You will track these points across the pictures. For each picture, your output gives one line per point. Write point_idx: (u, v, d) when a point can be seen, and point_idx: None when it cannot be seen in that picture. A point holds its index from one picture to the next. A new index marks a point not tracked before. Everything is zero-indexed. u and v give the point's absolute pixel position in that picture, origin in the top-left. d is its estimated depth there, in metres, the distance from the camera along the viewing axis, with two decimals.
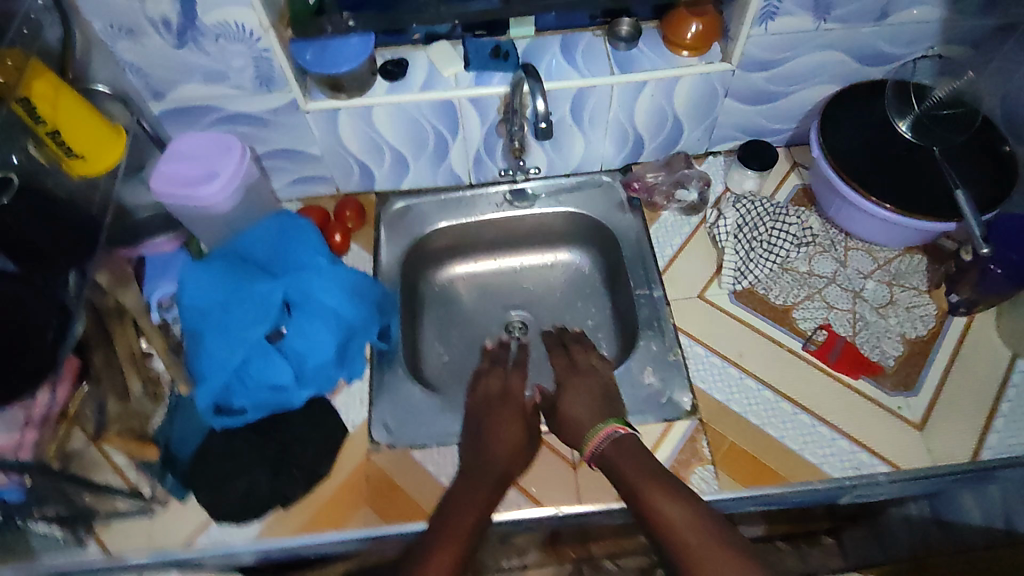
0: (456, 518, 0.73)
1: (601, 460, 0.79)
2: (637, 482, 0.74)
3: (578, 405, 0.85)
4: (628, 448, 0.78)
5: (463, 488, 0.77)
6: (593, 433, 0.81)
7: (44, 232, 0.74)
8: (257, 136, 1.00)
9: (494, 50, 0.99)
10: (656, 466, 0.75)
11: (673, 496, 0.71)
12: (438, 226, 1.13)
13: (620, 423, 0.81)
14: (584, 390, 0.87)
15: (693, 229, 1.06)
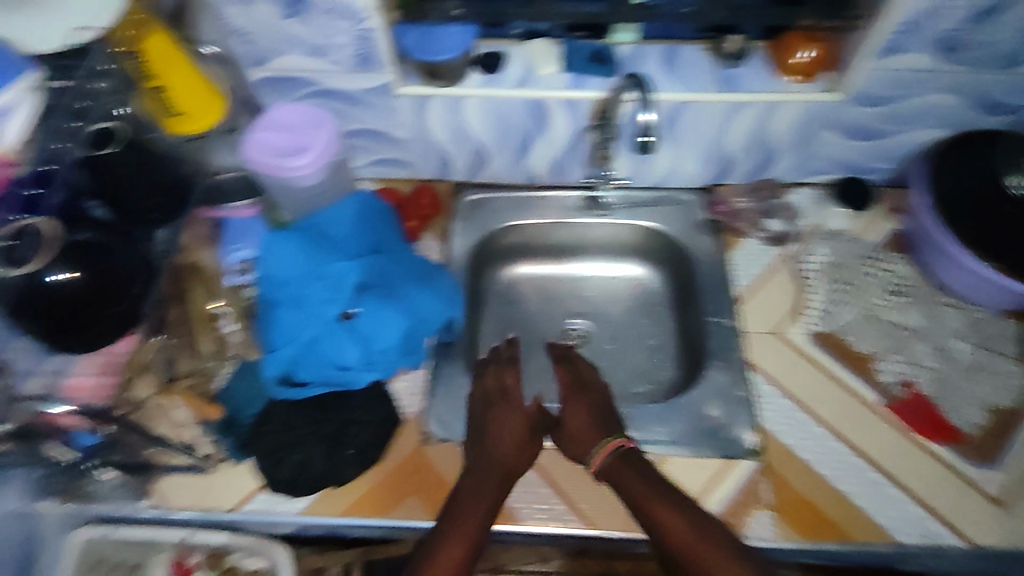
0: (465, 515, 0.77)
1: (604, 473, 0.82)
2: (641, 495, 0.78)
3: (581, 417, 0.87)
4: (633, 461, 0.82)
5: (470, 485, 0.80)
6: (598, 448, 0.83)
7: (140, 187, 0.75)
8: (346, 114, 1.00)
9: (594, 54, 0.96)
10: (658, 479, 0.80)
11: (679, 510, 0.76)
12: (509, 224, 1.11)
13: (625, 437, 0.84)
14: (584, 406, 0.89)
15: (775, 261, 1.02)
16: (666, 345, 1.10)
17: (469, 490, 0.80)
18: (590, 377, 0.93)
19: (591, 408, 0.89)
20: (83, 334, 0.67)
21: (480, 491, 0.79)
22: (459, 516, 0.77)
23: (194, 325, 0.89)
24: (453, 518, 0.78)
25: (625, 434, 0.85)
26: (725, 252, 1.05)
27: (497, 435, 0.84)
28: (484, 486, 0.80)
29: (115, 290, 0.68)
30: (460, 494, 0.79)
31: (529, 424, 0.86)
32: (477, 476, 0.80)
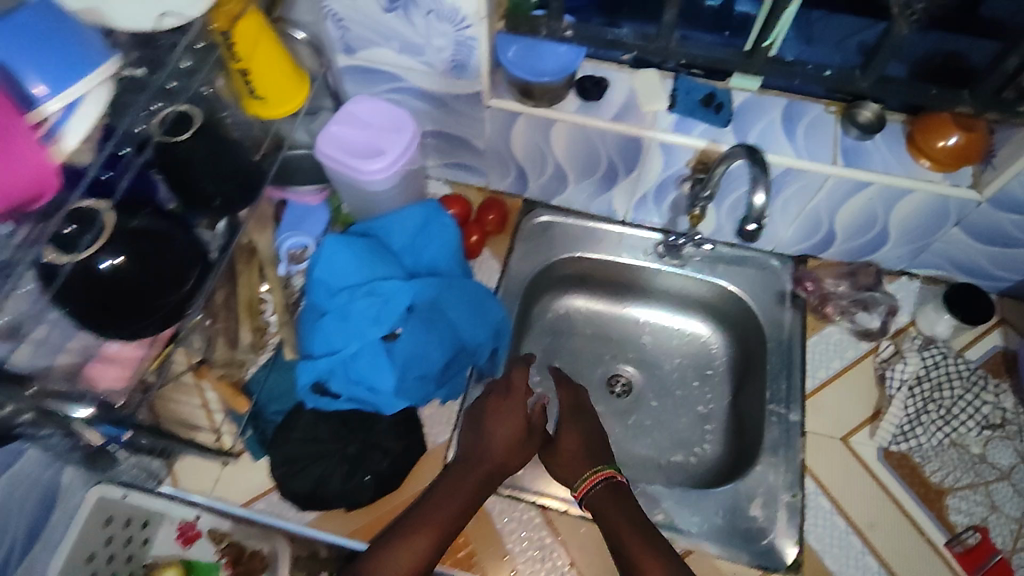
0: (439, 506, 0.75)
1: (590, 502, 0.79)
2: (624, 536, 0.74)
3: (576, 444, 0.84)
4: (622, 496, 0.79)
5: (453, 475, 0.78)
6: (587, 475, 0.80)
7: (211, 179, 0.70)
8: (429, 113, 0.94)
9: (707, 98, 0.87)
10: (645, 523, 0.76)
11: (660, 559, 0.72)
12: (575, 255, 1.04)
13: (615, 470, 0.81)
14: (580, 430, 0.86)
15: (857, 358, 0.94)
16: (715, 416, 1.02)
17: (450, 487, 0.77)
18: (587, 405, 0.90)
19: (584, 435, 0.86)
20: (128, 327, 0.65)
21: (460, 491, 0.77)
22: (433, 511, 0.75)
23: (237, 311, 0.87)
24: (425, 514, 0.75)
25: (617, 468, 0.82)
26: (804, 336, 0.95)
27: (493, 427, 0.81)
28: (467, 485, 0.77)
29: (165, 282, 0.65)
30: (439, 488, 0.77)
31: (525, 424, 0.81)
32: (463, 469, 0.78)
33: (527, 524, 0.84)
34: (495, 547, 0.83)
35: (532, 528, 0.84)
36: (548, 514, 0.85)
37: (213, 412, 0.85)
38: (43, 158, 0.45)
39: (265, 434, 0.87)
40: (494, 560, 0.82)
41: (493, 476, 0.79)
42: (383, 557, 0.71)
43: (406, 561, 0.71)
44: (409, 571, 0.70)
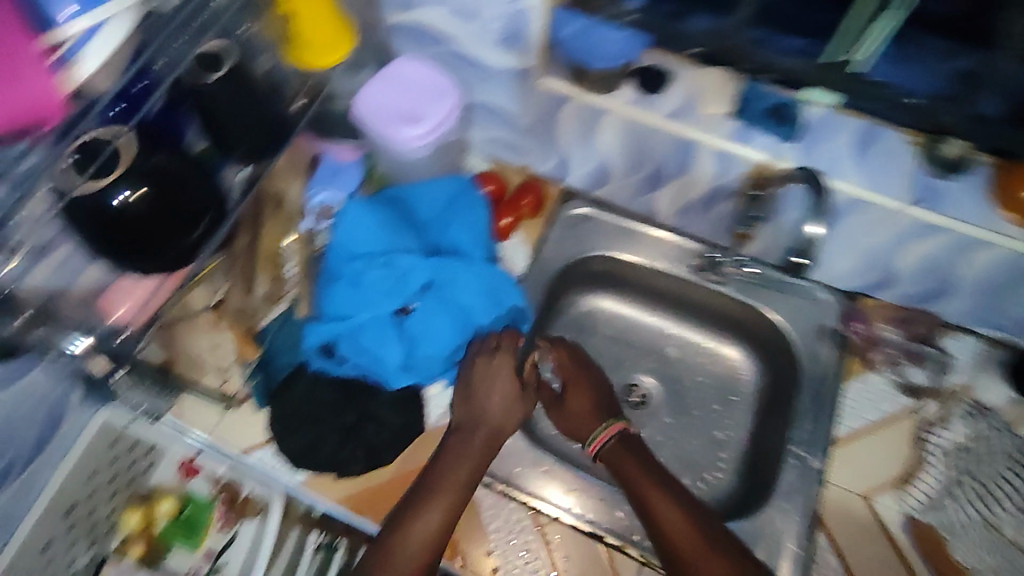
0: (448, 474, 0.76)
1: (605, 455, 0.81)
2: (642, 484, 0.77)
3: (585, 399, 0.85)
4: (635, 447, 0.81)
5: (456, 443, 0.79)
6: (601, 429, 0.82)
7: (235, 118, 0.68)
8: (476, 84, 0.90)
9: (777, 107, 0.79)
10: (661, 471, 0.78)
11: (677, 506, 0.74)
12: (609, 253, 0.99)
13: (625, 422, 0.83)
14: (587, 385, 0.87)
15: (893, 413, 0.86)
16: (731, 445, 0.96)
17: (455, 454, 0.78)
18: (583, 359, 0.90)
19: (593, 391, 0.87)
20: (136, 262, 0.64)
21: (463, 463, 0.77)
22: (444, 481, 0.76)
23: (258, 262, 0.85)
24: (434, 486, 0.75)
25: (627, 420, 0.84)
26: (840, 379, 0.88)
27: (484, 398, 0.81)
28: (469, 457, 0.78)
29: (177, 225, 0.64)
30: (444, 460, 0.78)
31: (515, 378, 0.83)
32: (464, 435, 0.79)
33: (518, 522, 0.83)
34: (480, 540, 0.82)
35: (519, 528, 0.83)
36: (538, 516, 0.83)
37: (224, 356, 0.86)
38: (46, 85, 0.44)
39: (269, 385, 0.87)
40: (478, 554, 0.81)
41: (485, 442, 0.79)
42: (401, 528, 0.72)
43: (428, 530, 0.72)
44: (436, 534, 0.72)
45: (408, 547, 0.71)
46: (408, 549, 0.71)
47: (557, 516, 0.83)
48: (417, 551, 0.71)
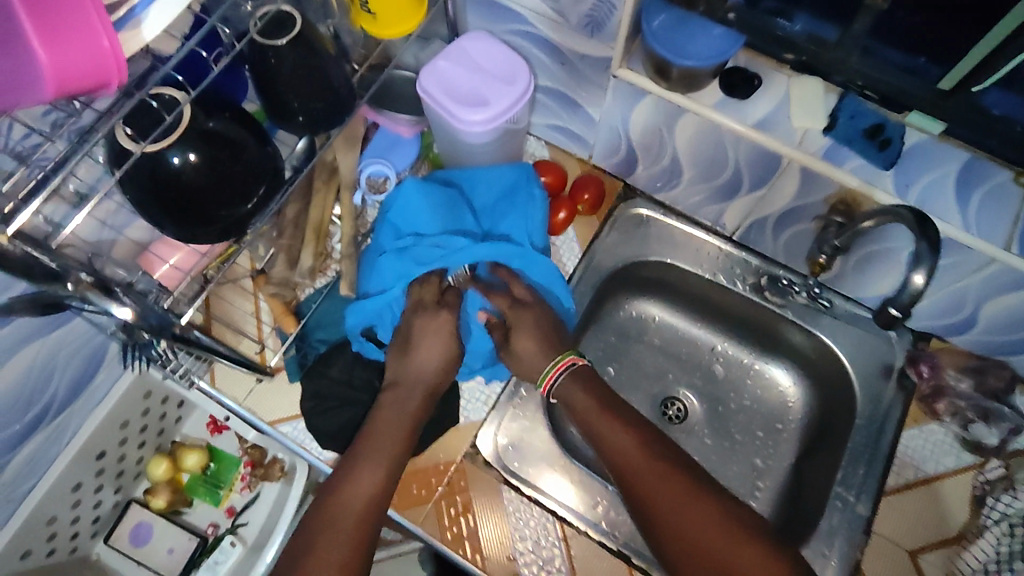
0: (383, 431, 0.74)
1: (558, 391, 0.78)
2: (595, 419, 0.75)
3: (531, 340, 0.80)
4: (586, 378, 0.79)
5: (391, 400, 0.76)
6: (550, 367, 0.79)
7: (298, 89, 0.64)
8: (547, 68, 0.84)
9: (874, 129, 0.72)
10: (611, 398, 0.77)
11: (633, 434, 0.73)
12: (664, 260, 0.94)
13: (576, 353, 0.79)
14: (532, 323, 0.81)
15: (954, 468, 0.81)
16: (770, 475, 0.93)
17: (391, 413, 0.76)
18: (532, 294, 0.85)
19: (540, 328, 0.81)
20: (185, 230, 0.62)
21: (395, 422, 0.75)
22: (378, 440, 0.73)
23: (305, 232, 0.82)
24: (368, 444, 0.73)
25: (578, 351, 0.80)
26: (901, 423, 0.83)
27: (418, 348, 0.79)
28: (396, 418, 0.75)
29: (230, 194, 0.62)
30: (382, 415, 0.75)
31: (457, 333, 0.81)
32: (400, 391, 0.77)
33: (544, 531, 0.80)
34: (505, 546, 0.79)
35: (547, 538, 0.80)
36: (565, 528, 0.80)
37: (262, 323, 0.86)
38: (106, 41, 0.39)
39: (305, 358, 0.86)
40: (499, 560, 0.78)
41: (406, 396, 0.77)
42: (336, 489, 0.69)
43: (365, 485, 0.70)
44: (375, 492, 0.70)
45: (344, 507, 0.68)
46: (350, 506, 0.68)
47: (584, 528, 0.80)
48: (357, 507, 0.68)
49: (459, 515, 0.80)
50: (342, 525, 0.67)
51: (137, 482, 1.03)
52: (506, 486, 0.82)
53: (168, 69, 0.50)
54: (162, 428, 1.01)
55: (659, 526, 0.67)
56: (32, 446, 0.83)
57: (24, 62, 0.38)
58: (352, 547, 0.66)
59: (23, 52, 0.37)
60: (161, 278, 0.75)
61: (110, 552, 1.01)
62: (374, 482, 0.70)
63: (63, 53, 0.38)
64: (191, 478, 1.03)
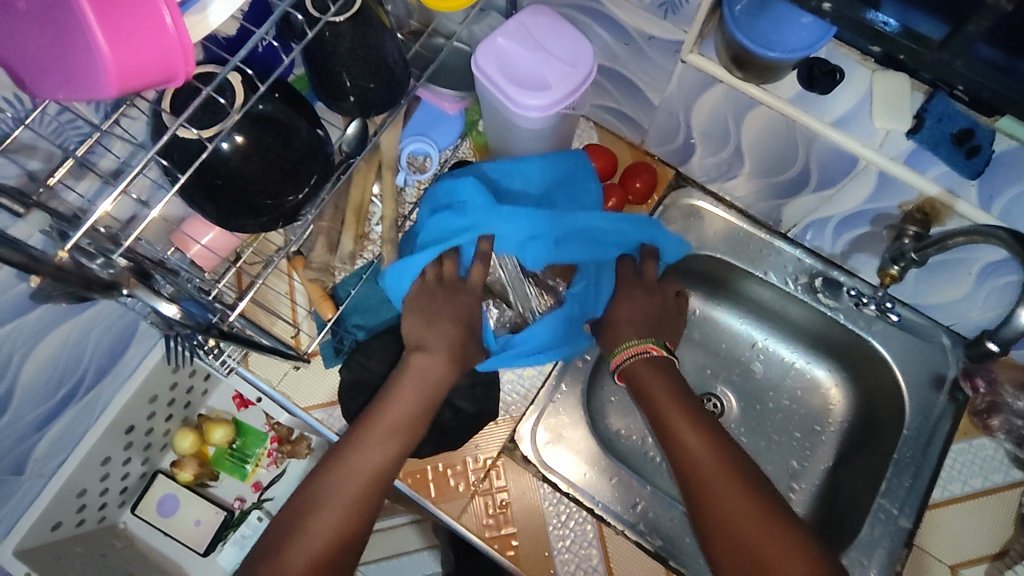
0: (401, 400, 0.72)
1: (627, 373, 0.78)
2: (659, 402, 0.73)
3: (632, 313, 0.82)
4: (659, 368, 0.77)
5: (417, 368, 0.74)
6: (627, 347, 0.79)
7: (355, 73, 0.59)
8: (607, 47, 0.79)
9: (963, 134, 0.65)
10: (683, 392, 0.74)
11: (698, 432, 0.70)
12: (714, 254, 0.91)
13: (654, 342, 0.78)
14: (638, 298, 0.82)
15: (1001, 484, 0.80)
16: (807, 477, 0.92)
17: (416, 379, 0.73)
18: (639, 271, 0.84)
19: (642, 304, 0.82)
20: (234, 220, 0.58)
21: (407, 395, 0.73)
22: (391, 417, 0.71)
23: (346, 214, 0.78)
24: (377, 417, 0.71)
25: (658, 340, 0.79)
26: (950, 435, 0.82)
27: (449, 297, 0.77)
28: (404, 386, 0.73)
29: (284, 183, 0.57)
30: (400, 383, 0.73)
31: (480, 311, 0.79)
32: (423, 350, 0.75)
33: (581, 533, 0.79)
34: (542, 544, 0.78)
35: (584, 538, 0.78)
36: (603, 529, 0.79)
37: (297, 306, 0.83)
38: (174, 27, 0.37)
39: (341, 342, 0.83)
40: (536, 560, 0.77)
41: (424, 365, 0.74)
42: (344, 454, 0.68)
43: (377, 457, 0.69)
44: (384, 465, 0.69)
45: (350, 473, 0.67)
46: (355, 477, 0.67)
47: (623, 529, 0.79)
48: (363, 476, 0.67)
49: (498, 512, 0.79)
50: (339, 497, 0.66)
51: (163, 454, 1.02)
52: (544, 484, 0.80)
53: (240, 57, 0.47)
54: (189, 401, 0.99)
55: (700, 510, 0.66)
56: (65, 420, 0.82)
57: (89, 66, 0.36)
58: (344, 520, 0.65)
59: (89, 56, 0.36)
60: (195, 258, 0.72)
61: (138, 522, 1.01)
62: (382, 459, 0.68)
63: (133, 53, 0.36)
64: (216, 451, 1.02)
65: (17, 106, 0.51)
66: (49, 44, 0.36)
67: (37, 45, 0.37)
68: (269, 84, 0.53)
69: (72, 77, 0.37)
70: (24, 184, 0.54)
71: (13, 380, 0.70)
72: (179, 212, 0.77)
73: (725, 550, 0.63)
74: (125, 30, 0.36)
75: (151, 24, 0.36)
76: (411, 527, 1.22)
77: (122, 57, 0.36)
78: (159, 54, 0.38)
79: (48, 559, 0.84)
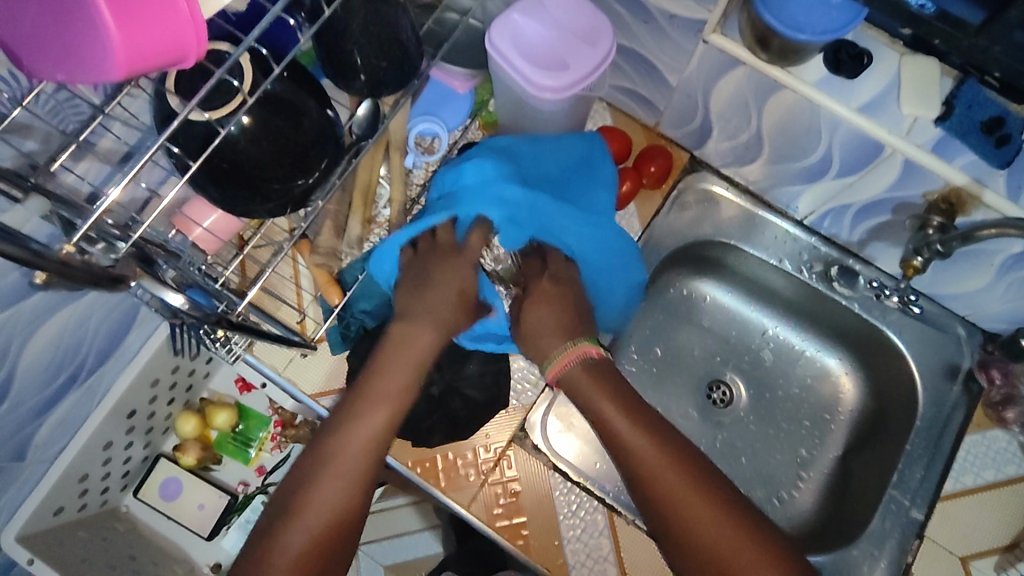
0: (389, 368, 0.67)
1: (567, 383, 0.70)
2: (610, 416, 0.66)
3: (546, 314, 0.74)
4: (601, 371, 0.69)
5: (405, 332, 0.68)
6: (559, 354, 0.71)
7: (366, 51, 0.56)
8: (626, 25, 0.75)
9: (991, 122, 0.65)
10: (631, 398, 0.67)
11: (654, 442, 0.63)
12: (728, 241, 0.89)
13: (591, 343, 0.72)
14: (552, 298, 0.76)
15: (1013, 476, 0.80)
16: (816, 466, 0.91)
17: None
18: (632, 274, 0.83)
19: (559, 302, 0.75)
20: (240, 205, 0.56)
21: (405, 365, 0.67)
22: (381, 385, 0.66)
23: (353, 197, 0.76)
24: (366, 387, 0.66)
25: (592, 340, 0.72)
26: (963, 427, 0.81)
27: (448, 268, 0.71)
28: (402, 369, 0.67)
29: (292, 167, 0.55)
30: (388, 351, 0.67)
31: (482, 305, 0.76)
32: None
33: (592, 523, 0.78)
34: (552, 534, 0.77)
35: (594, 528, 0.78)
36: (614, 520, 0.78)
37: (302, 291, 0.81)
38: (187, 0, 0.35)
39: (348, 328, 0.81)
40: (548, 550, 0.77)
41: (421, 346, 0.68)
42: (331, 431, 0.63)
43: (368, 428, 0.63)
44: (375, 437, 0.63)
45: (338, 449, 0.62)
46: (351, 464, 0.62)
47: (634, 518, 0.78)
48: (357, 450, 0.63)
49: (508, 501, 0.78)
50: (328, 477, 0.61)
51: (165, 437, 1.01)
52: (555, 473, 0.80)
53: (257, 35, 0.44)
54: (191, 385, 0.98)
55: (650, 505, 0.62)
56: (66, 405, 0.81)
57: (94, 45, 0.34)
58: (338, 499, 0.61)
59: (94, 34, 0.34)
60: (198, 241, 0.69)
61: (140, 505, 0.99)
62: (374, 427, 0.64)
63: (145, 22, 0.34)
64: (219, 435, 1.01)
65: (13, 84, 0.49)
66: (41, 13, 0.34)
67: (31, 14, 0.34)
68: (281, 66, 0.50)
69: (70, 53, 0.35)
70: (20, 164, 0.52)
71: (11, 368, 0.69)
72: (180, 194, 0.74)
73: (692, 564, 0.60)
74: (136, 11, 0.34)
75: (164, 4, 0.35)
76: (410, 509, 1.20)
77: (130, 37, 0.34)
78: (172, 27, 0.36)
79: (49, 544, 0.82)
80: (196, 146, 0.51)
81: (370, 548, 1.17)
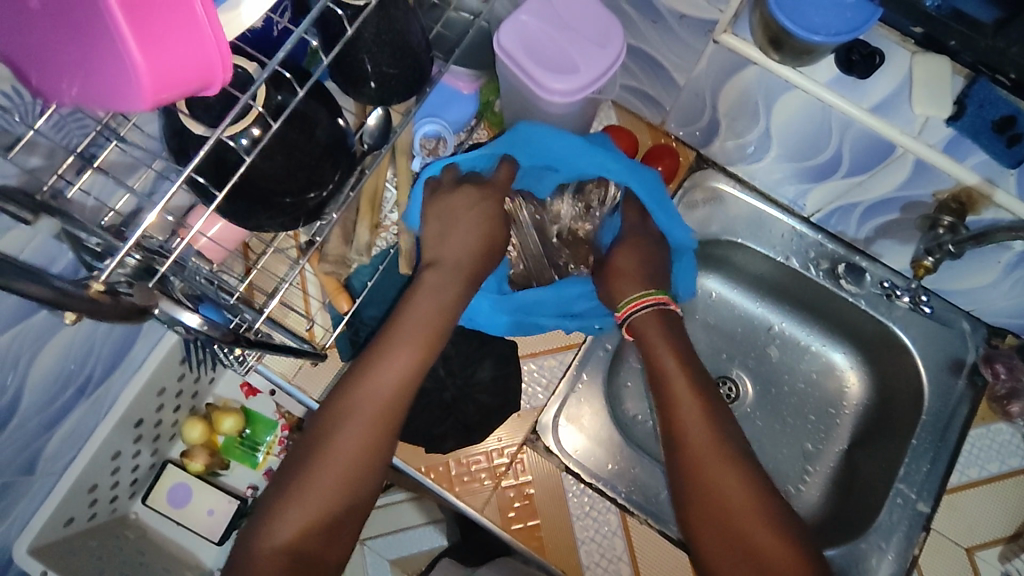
0: (416, 314, 0.69)
1: (633, 325, 0.75)
2: (664, 362, 0.71)
3: (631, 259, 0.78)
4: (667, 323, 0.75)
5: (434, 283, 0.70)
6: (639, 295, 0.75)
7: (376, 62, 0.55)
8: (633, 25, 0.74)
9: (1004, 121, 0.63)
10: (688, 355, 0.73)
11: (698, 398, 0.69)
12: (735, 239, 0.90)
13: (666, 296, 0.75)
14: (641, 247, 0.79)
15: (1016, 468, 0.81)
16: (822, 459, 0.92)
17: None
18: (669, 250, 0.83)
19: (646, 249, 0.79)
20: (252, 221, 0.55)
21: (403, 351, 0.66)
22: (408, 331, 0.68)
23: (360, 205, 0.75)
24: (392, 332, 0.68)
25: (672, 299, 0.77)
26: (968, 420, 0.82)
27: (442, 268, 0.71)
28: (420, 371, 0.67)
29: (306, 183, 0.54)
30: (412, 300, 0.69)
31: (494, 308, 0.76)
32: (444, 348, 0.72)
33: (604, 522, 0.79)
34: (566, 537, 0.78)
35: (607, 528, 0.79)
36: (627, 519, 0.79)
37: (310, 298, 0.80)
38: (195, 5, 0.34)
39: (357, 334, 0.82)
40: (562, 550, 0.78)
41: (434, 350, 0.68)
42: (362, 371, 0.65)
43: (396, 371, 0.65)
44: (399, 383, 0.65)
45: (365, 390, 0.64)
46: (333, 470, 0.62)
47: (646, 518, 0.79)
48: (383, 393, 0.65)
49: (522, 503, 0.79)
50: (357, 416, 0.64)
51: (171, 443, 1.00)
52: (568, 475, 0.80)
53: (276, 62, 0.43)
54: (196, 391, 0.97)
55: (681, 453, 0.67)
56: (74, 417, 0.80)
57: (119, 73, 0.34)
58: (364, 440, 0.63)
59: (119, 63, 0.34)
60: (203, 250, 0.67)
61: (149, 512, 0.99)
62: (400, 372, 0.65)
63: (155, 30, 0.33)
64: (227, 440, 1.01)
65: (17, 100, 0.48)
66: (72, 51, 0.34)
67: (61, 50, 0.35)
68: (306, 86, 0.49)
69: (100, 82, 0.35)
70: (27, 183, 0.50)
71: (18, 388, 0.68)
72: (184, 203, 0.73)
73: (700, 514, 0.65)
74: (157, 35, 0.34)
75: (174, 17, 0.34)
76: (410, 503, 1.20)
77: (147, 50, 0.34)
78: (186, 40, 0.35)
79: (62, 555, 0.81)
80: (210, 164, 0.50)
81: (376, 543, 1.17)
